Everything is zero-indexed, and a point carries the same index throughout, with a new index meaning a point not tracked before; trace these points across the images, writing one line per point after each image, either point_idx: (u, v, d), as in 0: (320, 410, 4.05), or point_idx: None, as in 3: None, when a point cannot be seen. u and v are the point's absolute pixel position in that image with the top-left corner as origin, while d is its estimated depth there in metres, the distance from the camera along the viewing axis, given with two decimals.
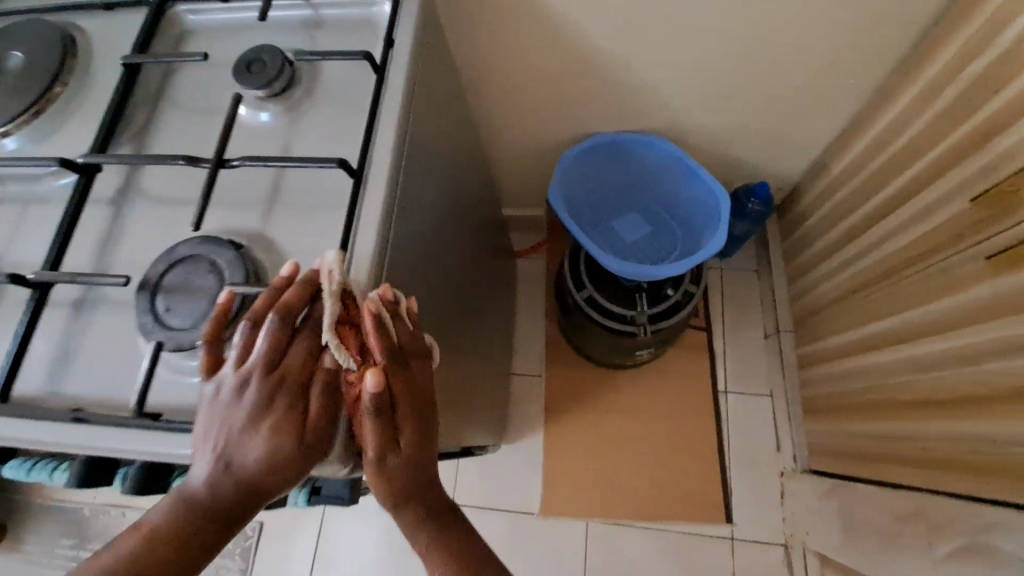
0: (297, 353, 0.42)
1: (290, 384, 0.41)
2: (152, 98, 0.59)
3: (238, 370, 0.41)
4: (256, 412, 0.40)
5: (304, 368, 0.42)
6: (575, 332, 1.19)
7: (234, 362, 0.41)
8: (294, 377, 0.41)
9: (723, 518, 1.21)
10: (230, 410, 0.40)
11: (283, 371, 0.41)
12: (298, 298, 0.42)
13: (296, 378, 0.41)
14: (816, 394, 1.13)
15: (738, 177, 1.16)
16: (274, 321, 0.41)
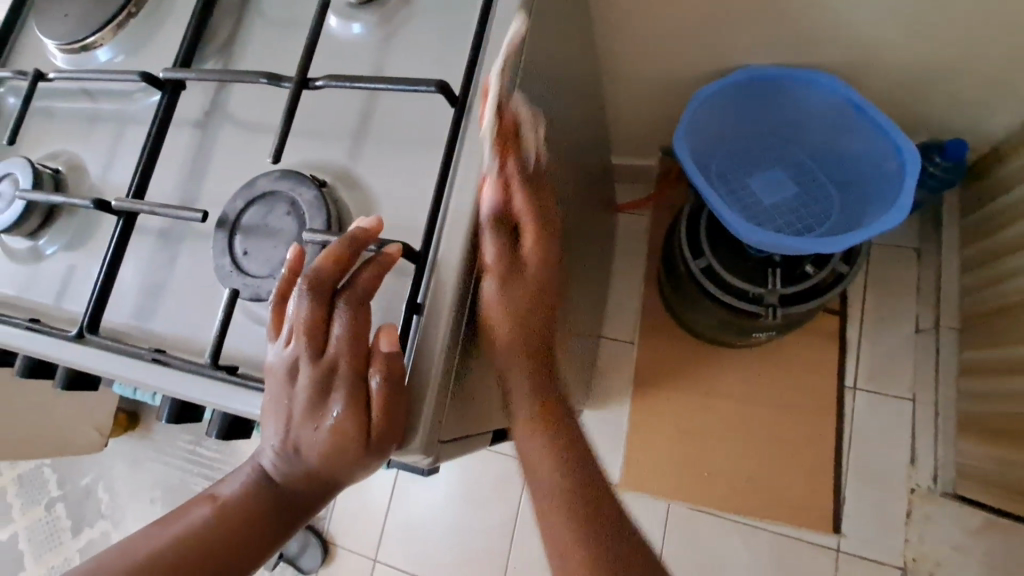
0: (340, 330, 0.34)
1: (343, 369, 0.34)
2: (239, 7, 0.55)
3: (289, 346, 0.34)
4: (314, 396, 0.34)
5: (354, 348, 0.34)
6: (680, 302, 1.06)
7: (287, 336, 0.35)
8: (347, 357, 0.34)
9: (830, 527, 1.07)
10: (286, 391, 0.34)
11: (331, 350, 0.34)
12: (331, 267, 0.34)
13: (346, 361, 0.34)
14: (980, 407, 0.92)
15: (919, 130, 0.92)
16: (305, 292, 0.34)
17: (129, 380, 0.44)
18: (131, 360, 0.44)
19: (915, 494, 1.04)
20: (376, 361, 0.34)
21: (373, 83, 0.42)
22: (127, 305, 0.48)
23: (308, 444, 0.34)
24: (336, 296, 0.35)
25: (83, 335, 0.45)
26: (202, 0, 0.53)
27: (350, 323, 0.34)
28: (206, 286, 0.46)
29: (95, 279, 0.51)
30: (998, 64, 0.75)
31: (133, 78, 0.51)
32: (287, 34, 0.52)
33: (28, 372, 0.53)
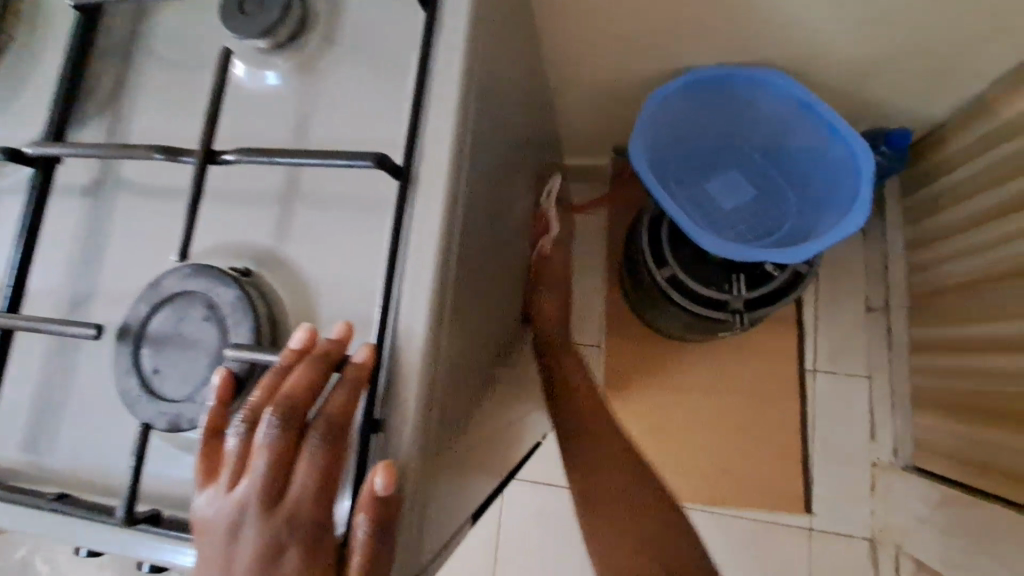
0: (304, 472, 0.28)
1: (307, 525, 0.28)
2: (122, 50, 0.46)
3: (234, 499, 0.28)
4: (263, 560, 0.27)
5: (321, 495, 0.28)
6: (645, 305, 1.04)
7: (232, 484, 0.28)
8: (312, 509, 0.28)
9: (801, 508, 1.10)
10: (228, 559, 0.28)
11: (293, 504, 0.28)
12: (298, 394, 0.28)
13: (315, 512, 0.28)
14: (932, 385, 0.96)
15: (864, 119, 0.92)
16: (273, 426, 0.28)
17: (41, 531, 0.37)
18: (39, 511, 0.36)
19: (877, 467, 1.08)
20: (360, 504, 0.28)
21: (285, 160, 0.34)
22: (21, 434, 0.39)
23: None
24: (302, 427, 0.29)
25: None
26: (73, 48, 0.44)
27: (318, 465, 0.28)
28: (114, 405, 0.39)
29: None
30: (939, 56, 0.76)
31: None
32: (187, 82, 0.44)
33: None
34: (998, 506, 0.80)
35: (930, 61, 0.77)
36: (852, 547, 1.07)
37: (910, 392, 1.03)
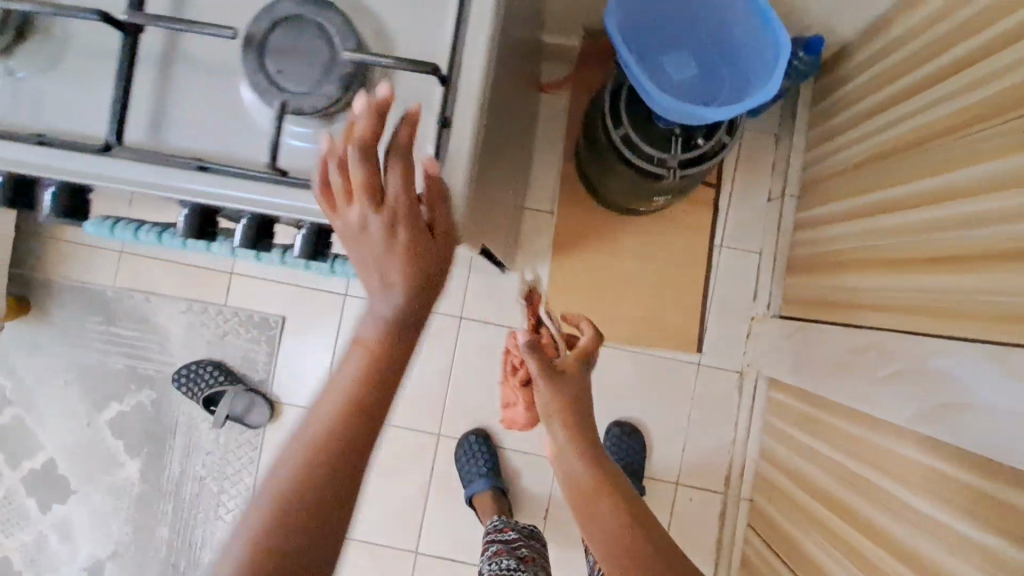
0: (394, 182, 0.45)
1: (404, 212, 0.46)
2: None
3: (353, 206, 0.45)
4: (386, 236, 0.46)
5: (406, 192, 0.45)
6: (597, 171, 1.23)
7: (347, 201, 0.45)
8: (403, 207, 0.46)
9: (694, 348, 1.41)
10: (367, 247, 0.46)
11: (390, 207, 0.45)
12: (369, 138, 0.42)
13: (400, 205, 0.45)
14: (807, 251, 1.26)
15: (796, 26, 1.11)
16: (359, 161, 0.43)
17: (170, 189, 0.49)
18: (175, 170, 0.48)
19: (754, 320, 1.39)
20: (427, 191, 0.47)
21: None
22: (140, 124, 0.50)
23: (393, 275, 0.47)
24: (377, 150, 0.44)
25: (108, 146, 0.48)
26: None
27: (398, 173, 0.45)
28: (231, 108, 0.50)
29: (90, 100, 0.50)
30: None
31: None
32: None
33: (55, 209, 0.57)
34: (833, 328, 1.08)
35: None
36: (726, 379, 1.40)
37: (788, 259, 1.33)
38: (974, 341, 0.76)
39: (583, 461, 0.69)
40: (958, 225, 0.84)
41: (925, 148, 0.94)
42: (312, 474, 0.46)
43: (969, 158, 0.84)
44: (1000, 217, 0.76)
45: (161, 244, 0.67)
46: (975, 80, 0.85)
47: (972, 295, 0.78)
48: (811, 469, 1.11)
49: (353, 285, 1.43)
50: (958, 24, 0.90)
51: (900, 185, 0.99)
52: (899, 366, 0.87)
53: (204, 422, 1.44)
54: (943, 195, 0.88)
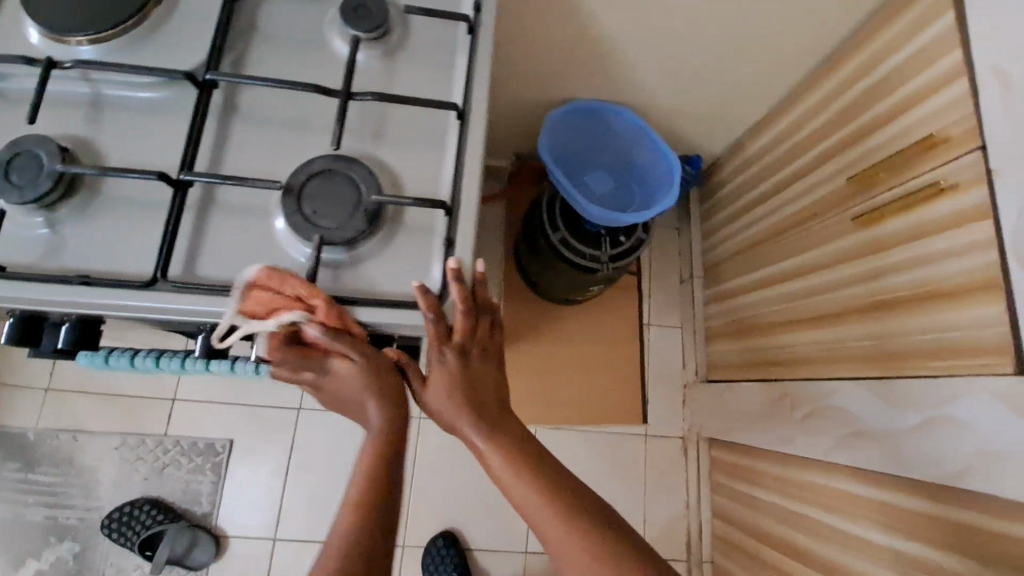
0: (432, 361, 0.59)
1: (439, 346, 0.58)
2: (245, 26, 0.65)
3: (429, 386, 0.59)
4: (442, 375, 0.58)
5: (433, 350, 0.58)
6: (538, 270, 1.39)
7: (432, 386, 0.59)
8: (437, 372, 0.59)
9: (640, 420, 1.54)
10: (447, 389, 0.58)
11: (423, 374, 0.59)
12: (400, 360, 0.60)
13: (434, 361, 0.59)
14: (719, 322, 1.47)
15: (678, 148, 1.42)
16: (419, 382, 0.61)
17: (213, 315, 0.56)
18: (215, 298, 0.55)
19: (686, 388, 1.56)
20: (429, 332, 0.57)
21: (401, 99, 0.60)
22: (180, 258, 0.58)
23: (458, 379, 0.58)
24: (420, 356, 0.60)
25: (155, 282, 0.55)
26: (224, 16, 0.62)
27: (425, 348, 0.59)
28: (264, 242, 0.59)
29: (137, 244, 0.58)
30: (714, 106, 1.23)
31: (153, 74, 0.60)
32: (291, 48, 0.65)
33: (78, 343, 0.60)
34: (750, 384, 1.25)
35: (711, 111, 1.26)
36: (672, 445, 1.53)
37: (705, 331, 1.55)
38: (854, 381, 0.93)
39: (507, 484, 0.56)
40: (822, 292, 1.05)
41: (787, 234, 1.18)
42: (365, 529, 0.53)
43: (818, 241, 1.07)
44: (847, 284, 0.98)
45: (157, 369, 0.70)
46: (808, 186, 1.11)
47: (846, 344, 0.97)
48: (760, 517, 1.21)
49: (310, 397, 1.42)
50: (787, 147, 1.20)
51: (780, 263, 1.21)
52: (807, 407, 1.03)
53: (136, 572, 1.28)
54: (811, 271, 1.09)
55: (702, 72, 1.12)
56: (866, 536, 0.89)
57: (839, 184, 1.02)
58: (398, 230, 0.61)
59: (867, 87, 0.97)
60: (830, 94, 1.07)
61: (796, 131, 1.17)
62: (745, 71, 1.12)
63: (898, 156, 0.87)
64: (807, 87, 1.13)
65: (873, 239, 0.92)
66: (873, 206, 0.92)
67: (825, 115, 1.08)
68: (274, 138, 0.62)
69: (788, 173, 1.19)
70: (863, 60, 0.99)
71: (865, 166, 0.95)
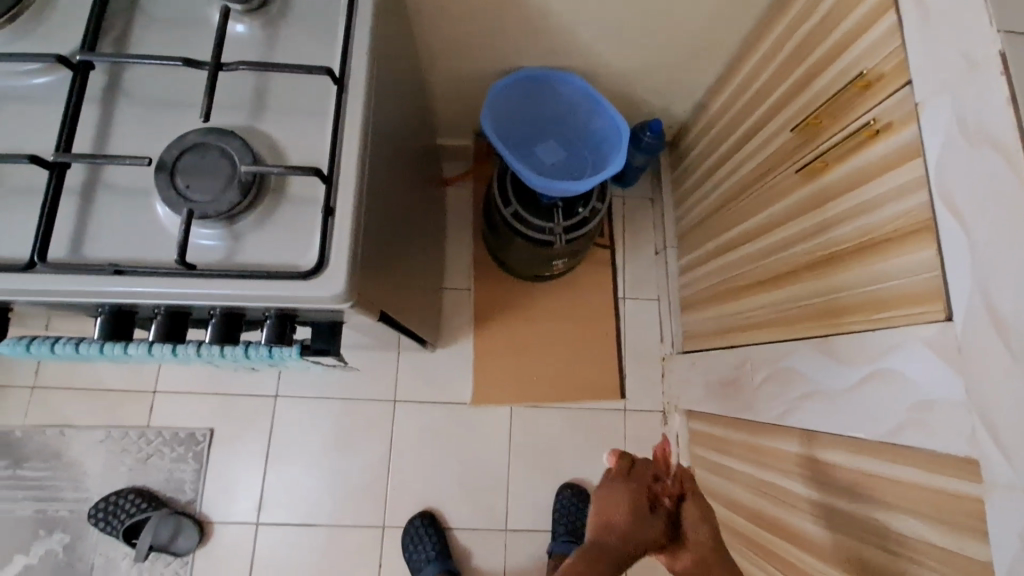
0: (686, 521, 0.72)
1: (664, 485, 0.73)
2: (126, 8, 0.65)
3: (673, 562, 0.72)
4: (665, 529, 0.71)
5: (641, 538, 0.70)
6: (500, 247, 1.37)
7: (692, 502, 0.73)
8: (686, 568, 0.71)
9: (617, 396, 1.51)
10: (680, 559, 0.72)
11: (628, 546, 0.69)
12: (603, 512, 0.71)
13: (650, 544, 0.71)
14: (691, 290, 1.43)
15: (638, 113, 1.37)
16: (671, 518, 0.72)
17: (93, 294, 0.56)
18: (94, 276, 0.56)
19: (664, 360, 1.52)
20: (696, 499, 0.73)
21: (272, 66, 0.60)
22: (63, 238, 0.58)
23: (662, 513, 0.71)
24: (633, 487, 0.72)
25: (32, 264, 0.55)
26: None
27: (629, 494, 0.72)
28: (145, 221, 0.59)
29: (19, 229, 0.58)
30: (665, 65, 1.19)
31: (30, 60, 0.60)
32: (172, 26, 0.65)
33: None
34: (717, 351, 1.21)
35: (663, 71, 1.21)
36: (652, 419, 1.50)
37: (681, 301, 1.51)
38: (806, 339, 0.89)
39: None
40: (777, 250, 1.01)
41: (745, 194, 1.13)
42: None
43: (774, 197, 1.02)
44: (799, 239, 0.94)
45: (75, 355, 0.70)
46: (763, 141, 1.07)
47: (798, 302, 0.94)
48: (733, 487, 1.18)
49: (284, 386, 1.44)
50: (743, 103, 1.15)
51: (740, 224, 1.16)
52: (765, 370, 1.00)
53: (125, 559, 1.33)
54: (768, 229, 1.04)
55: (646, 29, 1.08)
56: (821, 499, 0.86)
57: (789, 135, 0.97)
58: (281, 199, 0.60)
59: (812, 29, 0.92)
60: (779, 42, 1.02)
61: (750, 84, 1.12)
62: (691, 25, 1.08)
63: (838, 99, 0.83)
64: (757, 37, 1.08)
65: (822, 188, 0.88)
66: (820, 153, 0.88)
67: (775, 64, 1.03)
68: (155, 117, 0.62)
69: (744, 129, 1.14)
70: (805, 2, 0.94)
71: (812, 112, 0.91)
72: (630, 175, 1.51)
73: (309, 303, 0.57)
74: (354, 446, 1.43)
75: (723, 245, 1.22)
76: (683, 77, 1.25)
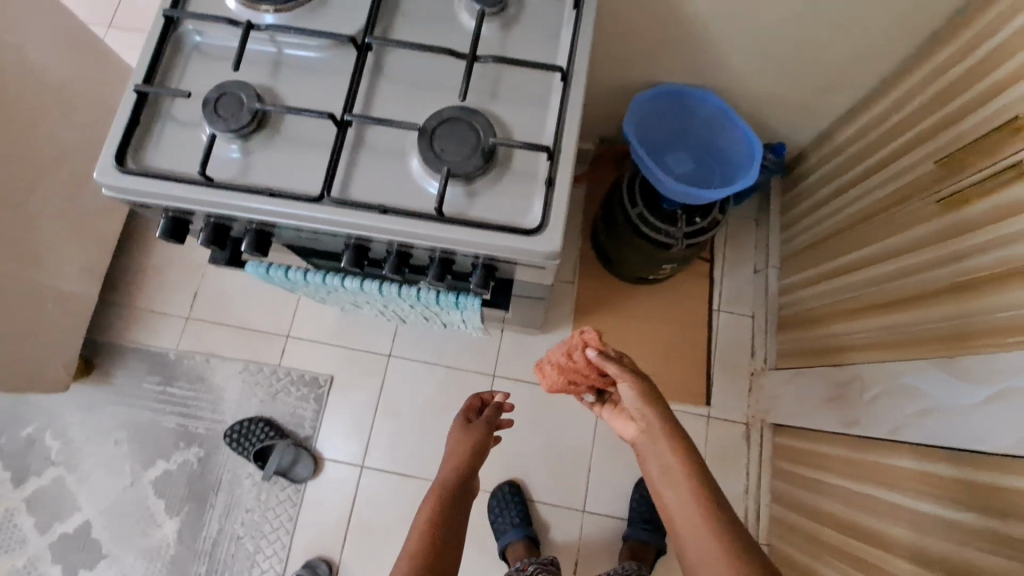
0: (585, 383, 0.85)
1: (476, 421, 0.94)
2: (395, 3, 0.80)
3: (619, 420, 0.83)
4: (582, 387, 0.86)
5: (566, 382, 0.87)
6: (613, 245, 1.47)
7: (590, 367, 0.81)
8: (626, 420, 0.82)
9: (704, 402, 1.56)
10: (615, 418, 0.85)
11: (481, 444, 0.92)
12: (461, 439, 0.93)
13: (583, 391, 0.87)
14: (793, 310, 1.47)
15: (761, 136, 1.45)
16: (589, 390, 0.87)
17: (361, 226, 0.70)
18: (364, 213, 0.70)
19: (754, 375, 1.57)
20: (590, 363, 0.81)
21: (516, 61, 0.73)
22: (338, 180, 0.73)
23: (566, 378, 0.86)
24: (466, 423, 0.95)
25: (320, 196, 0.70)
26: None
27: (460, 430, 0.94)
28: (400, 175, 0.73)
29: (306, 169, 0.73)
30: (801, 93, 1.27)
31: (328, 36, 0.76)
32: (429, 21, 0.79)
33: (254, 248, 0.77)
34: (820, 368, 1.26)
35: (797, 99, 1.29)
36: (735, 430, 1.54)
37: (779, 320, 1.56)
38: (928, 359, 0.94)
39: (674, 454, 0.75)
40: (902, 274, 1.05)
41: (870, 220, 1.18)
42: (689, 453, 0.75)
43: (903, 224, 1.07)
44: (930, 266, 0.99)
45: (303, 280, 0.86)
46: (896, 171, 1.12)
47: (920, 325, 0.99)
48: (824, 502, 1.21)
49: (398, 347, 1.59)
50: (875, 135, 1.20)
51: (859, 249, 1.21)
52: (878, 387, 1.04)
53: (247, 479, 1.50)
54: (893, 255, 1.10)
55: (795, 56, 1.16)
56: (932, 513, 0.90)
57: (929, 167, 1.03)
58: (507, 169, 0.72)
59: (965, 72, 0.98)
60: (924, 81, 1.08)
61: (886, 118, 1.18)
62: (835, 59, 1.15)
63: (992, 138, 0.88)
64: (899, 75, 1.14)
65: (960, 219, 0.93)
66: (961, 187, 0.94)
67: (918, 101, 1.09)
68: (410, 91, 0.76)
69: (875, 159, 1.20)
70: (958, 46, 1.00)
71: (956, 148, 0.96)
72: (742, 194, 1.58)
73: (529, 258, 0.69)
74: (452, 411, 1.56)
75: (837, 267, 1.27)
76: (813, 106, 1.32)
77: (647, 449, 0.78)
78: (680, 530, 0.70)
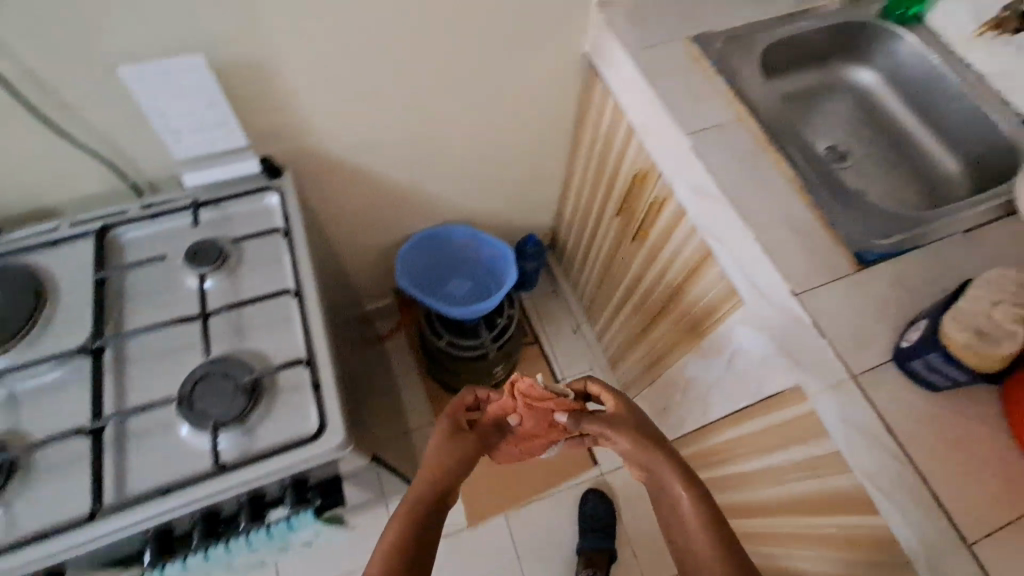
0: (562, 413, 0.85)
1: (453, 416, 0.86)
2: (119, 297, 0.86)
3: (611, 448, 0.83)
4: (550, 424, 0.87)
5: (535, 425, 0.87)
6: (444, 374, 1.58)
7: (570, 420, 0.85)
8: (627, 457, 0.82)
9: (590, 462, 1.68)
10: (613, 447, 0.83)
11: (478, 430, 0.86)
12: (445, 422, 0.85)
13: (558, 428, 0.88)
14: (610, 350, 1.70)
15: (514, 234, 1.73)
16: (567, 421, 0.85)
17: (148, 519, 0.69)
18: (146, 505, 0.70)
19: (616, 416, 1.74)
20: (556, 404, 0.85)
21: (245, 305, 0.84)
22: (109, 485, 0.72)
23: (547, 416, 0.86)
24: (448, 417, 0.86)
25: (92, 513, 0.69)
26: (97, 299, 0.84)
27: (446, 418, 0.85)
28: (172, 449, 0.75)
29: (70, 493, 0.71)
30: (517, 197, 1.57)
31: (54, 358, 0.78)
32: (157, 298, 0.86)
33: None
34: (646, 390, 1.46)
35: (518, 201, 1.59)
36: (627, 471, 1.66)
37: (608, 362, 1.77)
38: (689, 352, 1.17)
39: (680, 488, 0.76)
40: (645, 296, 1.32)
41: (610, 265, 1.47)
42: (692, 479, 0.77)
43: (626, 261, 1.36)
44: (653, 284, 1.26)
45: None
46: (604, 226, 1.43)
47: (672, 329, 1.23)
48: None
49: None
50: (581, 205, 1.53)
51: (617, 287, 1.49)
52: (678, 387, 1.25)
53: None
54: (633, 285, 1.37)
55: (494, 179, 1.45)
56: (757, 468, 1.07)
57: (616, 218, 1.34)
58: (274, 393, 0.79)
59: (598, 151, 1.33)
60: (584, 163, 1.43)
61: (581, 192, 1.51)
62: (523, 170, 1.47)
63: (632, 193, 1.19)
64: (570, 162, 1.50)
65: (649, 247, 1.22)
66: (637, 225, 1.24)
67: (588, 177, 1.43)
68: (157, 367, 0.80)
69: (590, 222, 1.51)
70: (586, 137, 1.36)
71: (620, 202, 1.28)
72: (529, 279, 1.85)
73: (323, 461, 0.74)
74: None
75: (613, 307, 1.53)
76: (533, 201, 1.63)
77: (653, 481, 0.79)
78: (676, 535, 0.77)
